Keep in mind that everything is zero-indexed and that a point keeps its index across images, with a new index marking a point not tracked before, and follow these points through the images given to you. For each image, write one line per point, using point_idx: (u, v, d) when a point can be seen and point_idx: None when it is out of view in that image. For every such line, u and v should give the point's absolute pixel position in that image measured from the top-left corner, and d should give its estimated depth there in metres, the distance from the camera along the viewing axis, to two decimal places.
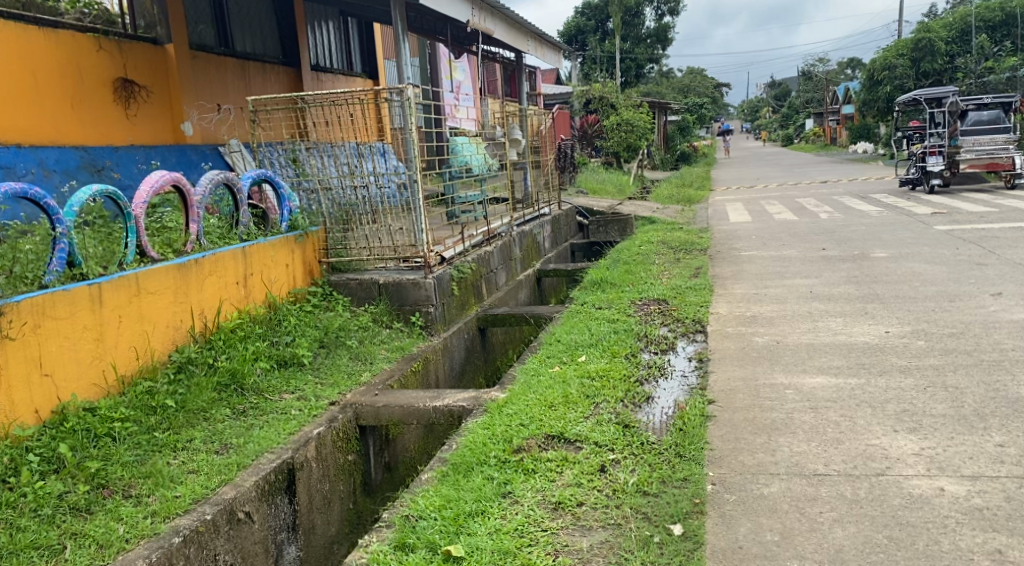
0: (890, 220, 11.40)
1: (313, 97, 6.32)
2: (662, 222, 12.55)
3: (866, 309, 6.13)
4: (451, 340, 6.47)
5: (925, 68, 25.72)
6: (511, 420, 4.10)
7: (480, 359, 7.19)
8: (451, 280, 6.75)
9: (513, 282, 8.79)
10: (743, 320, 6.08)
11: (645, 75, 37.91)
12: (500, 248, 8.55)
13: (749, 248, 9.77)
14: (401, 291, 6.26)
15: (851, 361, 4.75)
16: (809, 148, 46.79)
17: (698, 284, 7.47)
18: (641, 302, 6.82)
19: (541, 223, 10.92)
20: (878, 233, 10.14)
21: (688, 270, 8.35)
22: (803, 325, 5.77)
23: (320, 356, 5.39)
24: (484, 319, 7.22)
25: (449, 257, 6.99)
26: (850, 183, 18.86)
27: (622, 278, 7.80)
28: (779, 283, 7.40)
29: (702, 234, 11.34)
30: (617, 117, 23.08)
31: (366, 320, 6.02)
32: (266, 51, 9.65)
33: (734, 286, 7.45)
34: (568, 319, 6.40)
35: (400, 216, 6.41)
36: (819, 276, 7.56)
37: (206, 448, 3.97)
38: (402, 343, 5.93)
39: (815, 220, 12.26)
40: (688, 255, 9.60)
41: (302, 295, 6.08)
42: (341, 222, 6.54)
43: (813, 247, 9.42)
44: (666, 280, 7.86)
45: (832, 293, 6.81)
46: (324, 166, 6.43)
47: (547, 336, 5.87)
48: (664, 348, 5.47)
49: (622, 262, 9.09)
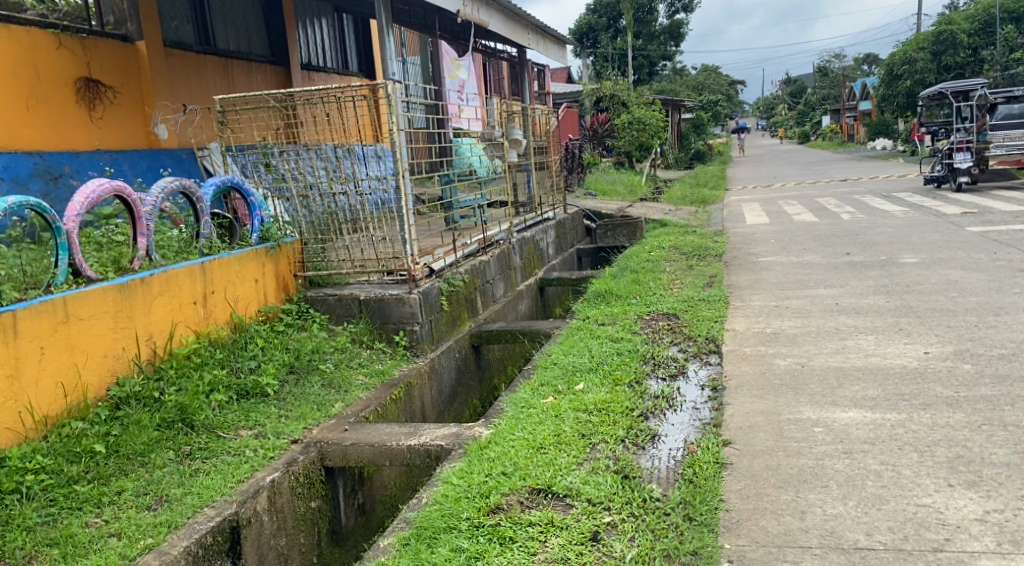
0: (918, 221, 10.72)
1: (284, 96, 5.77)
2: (674, 225, 11.94)
3: (900, 324, 5.51)
4: (440, 361, 5.90)
5: (946, 61, 24.94)
6: (492, 467, 3.53)
7: (473, 379, 6.62)
8: (439, 294, 6.20)
9: (512, 293, 8.22)
10: (761, 338, 5.48)
11: (658, 74, 37.24)
12: (497, 256, 7.98)
13: (766, 254, 9.15)
14: (382, 307, 5.69)
15: (888, 390, 4.15)
16: (826, 146, 45.92)
17: (711, 295, 6.87)
18: (649, 318, 6.23)
19: (544, 228, 10.35)
20: (905, 236, 9.49)
21: (701, 279, 7.75)
22: (830, 345, 5.16)
23: (288, 385, 4.82)
24: (477, 336, 6.65)
25: (438, 270, 6.44)
26: (871, 182, 18.14)
27: (630, 290, 7.20)
28: (802, 293, 6.78)
29: (717, 237, 10.71)
30: (628, 116, 22.46)
31: (343, 341, 5.46)
32: (252, 49, 9.11)
33: (752, 297, 6.84)
34: (569, 338, 5.82)
35: (384, 224, 5.83)
36: (844, 286, 6.95)
37: (137, 503, 3.46)
38: (383, 367, 5.36)
39: (837, 222, 11.60)
40: (701, 261, 8.98)
41: (274, 314, 5.52)
42: (318, 232, 5.97)
43: (836, 252, 8.79)
44: (677, 290, 7.27)
45: (861, 305, 6.19)
46: (300, 172, 5.86)
47: (544, 358, 5.30)
48: (674, 373, 4.88)
49: (630, 270, 8.49)
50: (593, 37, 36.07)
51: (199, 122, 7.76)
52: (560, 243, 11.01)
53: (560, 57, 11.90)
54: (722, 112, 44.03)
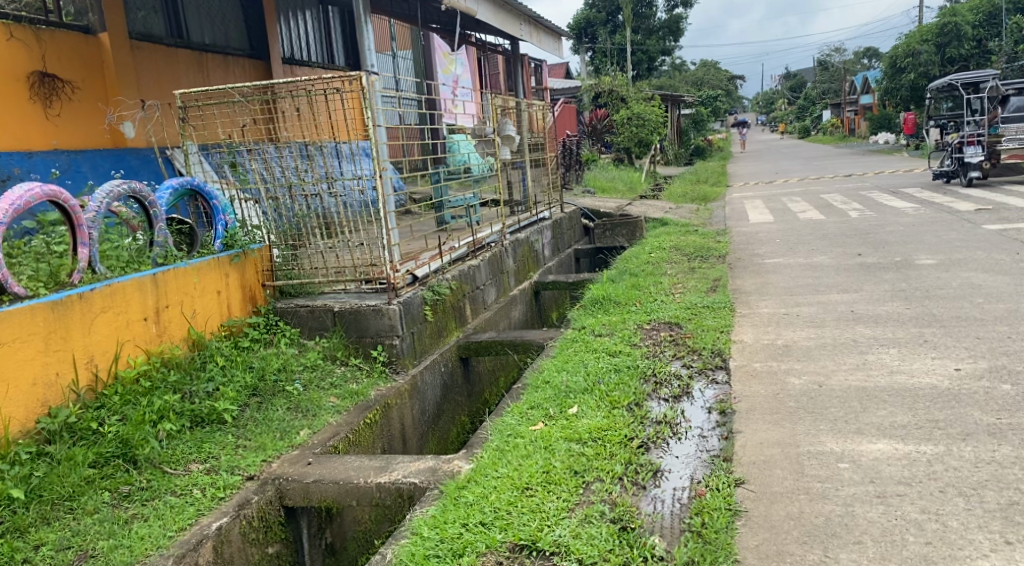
0: (930, 219, 10.25)
1: (249, 89, 5.29)
2: (674, 224, 11.45)
3: (923, 335, 5.05)
4: (423, 378, 5.43)
5: (951, 53, 24.44)
6: (469, 515, 3.07)
7: (461, 394, 6.15)
8: (423, 303, 5.71)
9: (504, 298, 7.73)
10: (772, 351, 5.01)
11: (658, 68, 36.72)
12: (489, 259, 7.49)
13: (773, 255, 8.67)
14: (358, 320, 5.22)
15: (920, 416, 3.70)
16: (826, 140, 45.37)
17: (718, 301, 6.41)
18: (649, 328, 5.75)
19: (539, 228, 9.85)
20: (919, 235, 9.01)
21: (705, 283, 7.27)
22: (849, 359, 4.69)
23: (248, 410, 4.36)
24: (466, 348, 6.17)
25: (422, 277, 5.95)
26: (878, 177, 17.65)
27: (630, 296, 6.71)
28: (813, 300, 6.31)
29: (720, 237, 10.25)
30: (627, 111, 21.95)
31: (313, 358, 4.99)
32: (229, 42, 8.62)
33: (761, 303, 6.37)
34: (563, 352, 5.33)
35: (361, 227, 5.35)
36: (858, 290, 6.48)
37: (57, 560, 3.08)
38: (357, 386, 4.88)
39: (845, 220, 11.13)
40: (704, 263, 8.51)
41: (238, 328, 5.06)
42: (290, 238, 5.51)
43: (846, 253, 8.32)
44: (679, 296, 6.79)
45: (879, 313, 5.73)
46: (269, 172, 5.39)
47: (535, 375, 4.81)
48: (678, 394, 4.40)
49: (629, 273, 8.01)
50: (591, 32, 35.48)
51: (166, 114, 7.23)
52: (556, 244, 10.52)
53: (555, 49, 11.41)
54: (722, 107, 43.50)
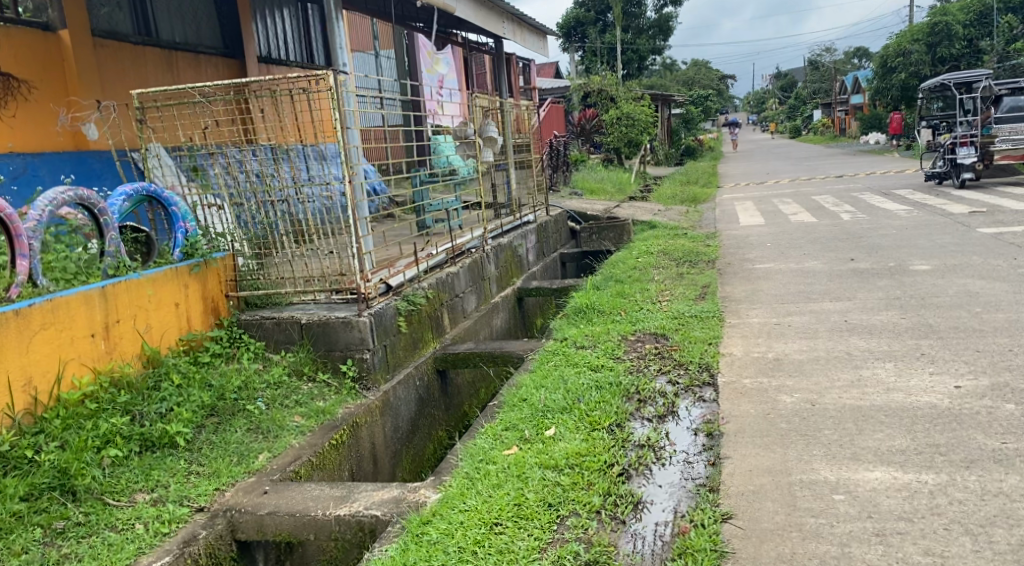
0: (924, 222, 10.04)
1: (211, 89, 5.02)
2: (663, 227, 11.20)
3: (920, 347, 4.82)
4: (396, 394, 5.16)
5: (941, 53, 24.33)
6: (432, 555, 2.88)
7: (438, 408, 5.89)
8: (396, 314, 5.45)
9: (485, 306, 7.47)
10: (762, 365, 4.77)
11: (648, 68, 36.50)
12: (469, 266, 7.23)
13: (763, 260, 8.44)
14: (327, 332, 4.95)
15: (920, 439, 3.46)
16: (816, 140, 45.28)
17: (706, 311, 6.16)
18: (634, 340, 5.50)
19: (523, 232, 9.59)
20: (912, 239, 8.79)
21: (693, 290, 7.02)
22: (844, 375, 4.45)
23: (204, 433, 4.07)
24: (443, 360, 5.91)
25: (397, 286, 5.68)
26: (869, 178, 17.45)
27: (615, 305, 6.46)
28: (805, 308, 6.07)
29: (709, 241, 10.02)
30: (617, 111, 21.72)
31: (277, 375, 4.71)
32: (201, 40, 8.33)
33: (751, 312, 6.13)
34: (544, 366, 5.07)
35: (330, 234, 5.08)
36: (852, 298, 6.25)
37: None
38: (324, 404, 4.61)
39: (836, 222, 10.92)
40: (692, 268, 8.27)
41: (198, 343, 4.78)
42: (256, 246, 5.24)
43: (838, 257, 8.09)
44: (666, 305, 6.54)
45: (873, 323, 5.49)
46: (232, 176, 5.12)
47: (512, 392, 4.55)
48: (663, 413, 4.15)
49: (615, 280, 7.77)
50: (582, 31, 35.24)
51: (124, 116, 6.88)
52: (542, 248, 10.26)
53: (540, 48, 11.15)
54: (712, 107, 43.35)
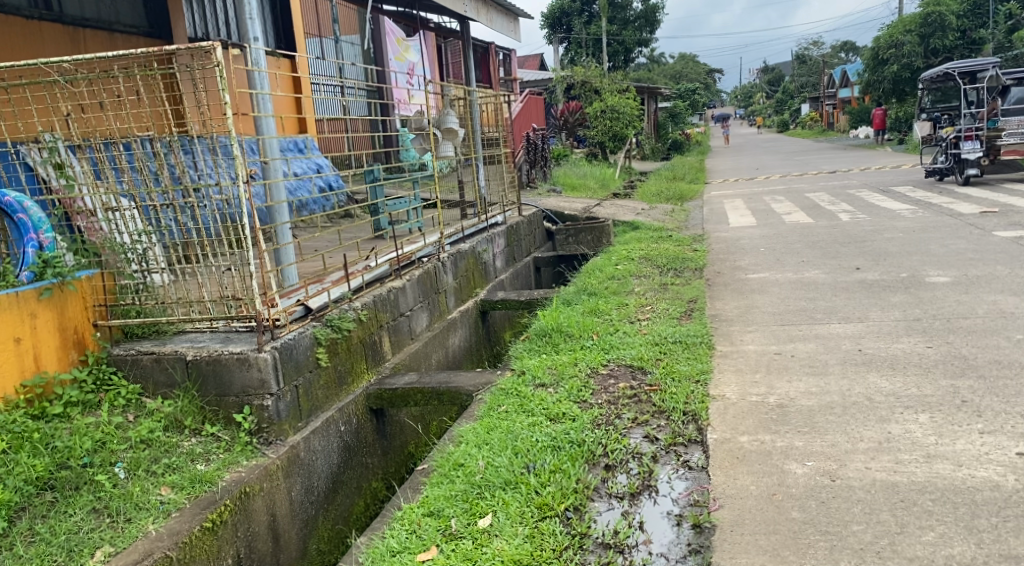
0: (932, 223, 9.12)
1: (71, 64, 3.99)
2: (646, 229, 10.24)
3: (960, 391, 3.85)
4: (309, 447, 4.15)
5: (934, 44, 23.54)
6: None
7: (373, 455, 4.88)
8: (315, 344, 4.44)
9: (440, 324, 6.44)
10: (763, 414, 3.81)
11: (635, 61, 35.58)
12: (421, 278, 6.19)
13: (757, 268, 7.50)
14: (218, 373, 3.97)
15: (987, 549, 2.55)
16: (807, 134, 44.47)
17: (693, 335, 5.19)
18: (604, 376, 4.50)
19: (490, 235, 8.55)
20: (923, 244, 7.88)
21: (677, 308, 6.04)
22: (869, 428, 3.49)
23: (24, 521, 3.12)
24: (377, 398, 4.88)
25: (318, 310, 4.67)
26: (865, 174, 16.54)
27: (587, 326, 5.48)
28: (810, 333, 5.12)
29: (696, 245, 9.08)
30: (601, 103, 20.81)
31: (147, 430, 3.70)
32: (118, 18, 7.29)
33: (747, 337, 5.17)
34: (494, 412, 4.09)
35: (227, 249, 4.12)
36: (864, 319, 5.31)
37: None
38: (204, 469, 3.61)
39: (834, 223, 10.00)
40: (678, 278, 7.31)
41: (48, 388, 3.77)
42: (136, 261, 4.24)
43: (841, 266, 7.16)
44: (646, 326, 5.56)
45: (895, 353, 4.55)
46: (104, 176, 4.12)
47: (447, 455, 3.57)
48: (638, 488, 3.17)
49: (589, 293, 6.78)
50: (567, 22, 34.26)
51: None
52: (513, 253, 9.25)
53: (511, 31, 10.14)
54: (700, 100, 42.42)
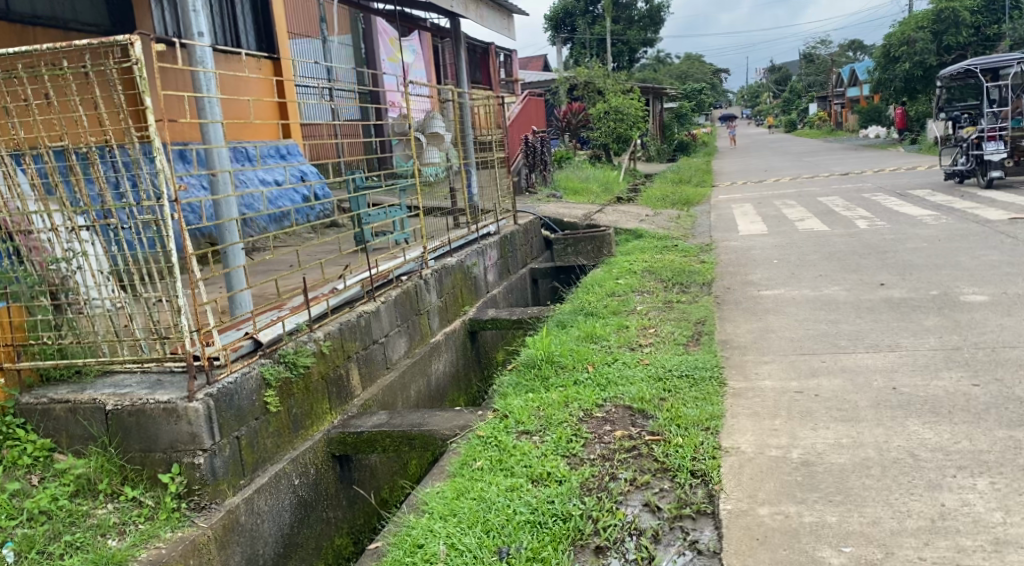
0: (957, 231, 8.50)
1: None
2: (650, 237, 9.63)
3: (1021, 445, 3.24)
4: (252, 508, 3.56)
5: (947, 41, 22.88)
6: None
7: (335, 509, 4.29)
8: (263, 386, 3.84)
9: (421, 349, 5.84)
10: (785, 476, 3.19)
11: (640, 61, 34.95)
12: (399, 299, 5.58)
13: (771, 283, 6.89)
14: (141, 426, 3.38)
15: None
16: (815, 134, 43.72)
17: (703, 368, 4.57)
18: (599, 422, 3.88)
19: (482, 248, 7.92)
20: (950, 255, 7.25)
21: (683, 333, 5.43)
22: (917, 500, 2.90)
23: None
24: (341, 443, 4.29)
25: (269, 344, 4.08)
26: (880, 176, 15.89)
27: (582, 354, 4.89)
28: (834, 365, 4.49)
29: (703, 255, 8.47)
30: (604, 104, 20.16)
31: (48, 498, 3.18)
32: (76, 17, 6.71)
33: (763, 370, 4.55)
34: (468, 467, 3.50)
35: (156, 278, 3.55)
36: (896, 348, 4.69)
37: None
38: (115, 546, 3.06)
39: (851, 231, 9.38)
40: (684, 295, 6.69)
41: None
42: (53, 293, 3.65)
43: (864, 281, 6.54)
44: (648, 355, 4.96)
45: (937, 392, 3.92)
46: (13, 193, 3.54)
47: (406, 532, 3.00)
48: None
49: (586, 315, 6.17)
50: (571, 22, 33.67)
51: None
52: (507, 265, 8.62)
53: (504, 28, 9.52)
54: (706, 101, 41.78)
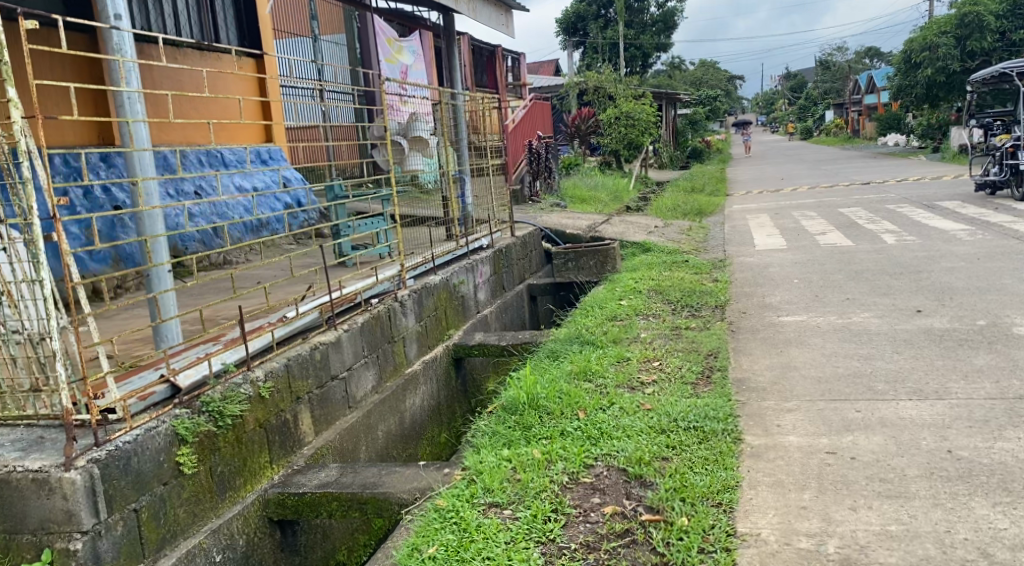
0: (996, 249, 7.75)
1: None
2: (659, 252, 8.92)
3: None
4: None
5: (971, 47, 22.02)
6: None
7: None
8: (176, 444, 3.15)
9: (394, 383, 5.13)
10: None
11: (654, 66, 34.23)
12: (367, 326, 4.87)
13: (791, 307, 6.16)
14: (10, 502, 2.74)
15: None
16: (832, 142, 42.86)
17: (715, 418, 3.84)
18: (587, 491, 3.18)
19: (473, 263, 7.20)
20: (992, 278, 6.49)
21: (692, 369, 4.70)
22: None
23: None
24: (279, 506, 3.60)
25: (190, 390, 3.39)
26: (903, 186, 15.11)
27: (572, 397, 4.18)
28: (873, 417, 3.75)
29: (717, 273, 7.74)
30: (615, 109, 19.43)
31: None
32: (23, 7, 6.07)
33: (788, 421, 3.81)
34: (418, 555, 2.86)
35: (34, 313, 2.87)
36: (946, 396, 3.95)
37: None
38: None
39: (878, 246, 8.64)
40: (695, 320, 5.95)
41: None
42: None
43: (897, 307, 5.80)
44: (651, 398, 4.22)
45: (1004, 459, 3.19)
46: None
47: None
48: None
49: (583, 344, 5.45)
50: (583, 26, 33.01)
51: None
52: (501, 281, 7.91)
53: (503, 25, 8.83)
54: (720, 107, 40.94)
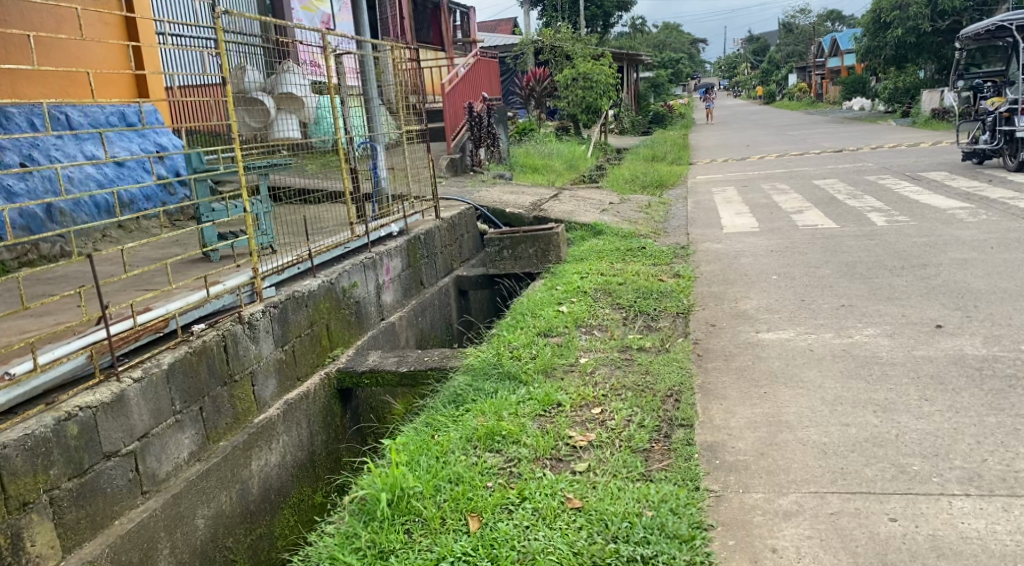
0: (1010, 235, 6.46)
1: None
2: (611, 236, 7.50)
3: None
4: None
5: (943, 5, 20.69)
6: None
7: None
8: None
9: (231, 441, 3.66)
10: None
11: (615, 25, 32.52)
12: (182, 368, 3.38)
13: (773, 317, 4.81)
14: None
15: None
16: (797, 105, 41.65)
17: (674, 535, 2.45)
18: None
19: (376, 255, 5.67)
20: (1019, 276, 5.20)
21: (644, 424, 3.31)
22: None
23: None
24: None
25: None
26: (881, 154, 13.86)
27: (461, 489, 2.77)
28: (919, 537, 2.42)
29: (679, 265, 6.36)
30: (572, 69, 17.79)
31: None
32: None
33: (786, 539, 2.47)
34: None
35: None
36: (1022, 490, 2.62)
37: None
38: None
39: (868, 228, 7.31)
40: (649, 336, 4.56)
41: None
42: None
43: (910, 321, 4.47)
44: (582, 483, 2.82)
45: None
46: None
47: None
48: None
49: (503, 377, 4.03)
50: None
51: None
52: (416, 275, 6.40)
53: None
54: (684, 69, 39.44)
